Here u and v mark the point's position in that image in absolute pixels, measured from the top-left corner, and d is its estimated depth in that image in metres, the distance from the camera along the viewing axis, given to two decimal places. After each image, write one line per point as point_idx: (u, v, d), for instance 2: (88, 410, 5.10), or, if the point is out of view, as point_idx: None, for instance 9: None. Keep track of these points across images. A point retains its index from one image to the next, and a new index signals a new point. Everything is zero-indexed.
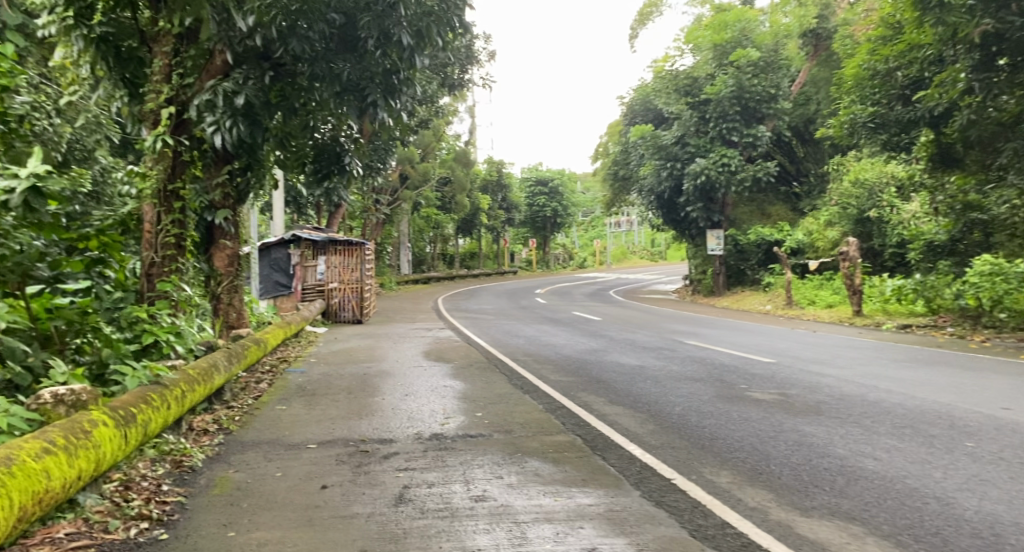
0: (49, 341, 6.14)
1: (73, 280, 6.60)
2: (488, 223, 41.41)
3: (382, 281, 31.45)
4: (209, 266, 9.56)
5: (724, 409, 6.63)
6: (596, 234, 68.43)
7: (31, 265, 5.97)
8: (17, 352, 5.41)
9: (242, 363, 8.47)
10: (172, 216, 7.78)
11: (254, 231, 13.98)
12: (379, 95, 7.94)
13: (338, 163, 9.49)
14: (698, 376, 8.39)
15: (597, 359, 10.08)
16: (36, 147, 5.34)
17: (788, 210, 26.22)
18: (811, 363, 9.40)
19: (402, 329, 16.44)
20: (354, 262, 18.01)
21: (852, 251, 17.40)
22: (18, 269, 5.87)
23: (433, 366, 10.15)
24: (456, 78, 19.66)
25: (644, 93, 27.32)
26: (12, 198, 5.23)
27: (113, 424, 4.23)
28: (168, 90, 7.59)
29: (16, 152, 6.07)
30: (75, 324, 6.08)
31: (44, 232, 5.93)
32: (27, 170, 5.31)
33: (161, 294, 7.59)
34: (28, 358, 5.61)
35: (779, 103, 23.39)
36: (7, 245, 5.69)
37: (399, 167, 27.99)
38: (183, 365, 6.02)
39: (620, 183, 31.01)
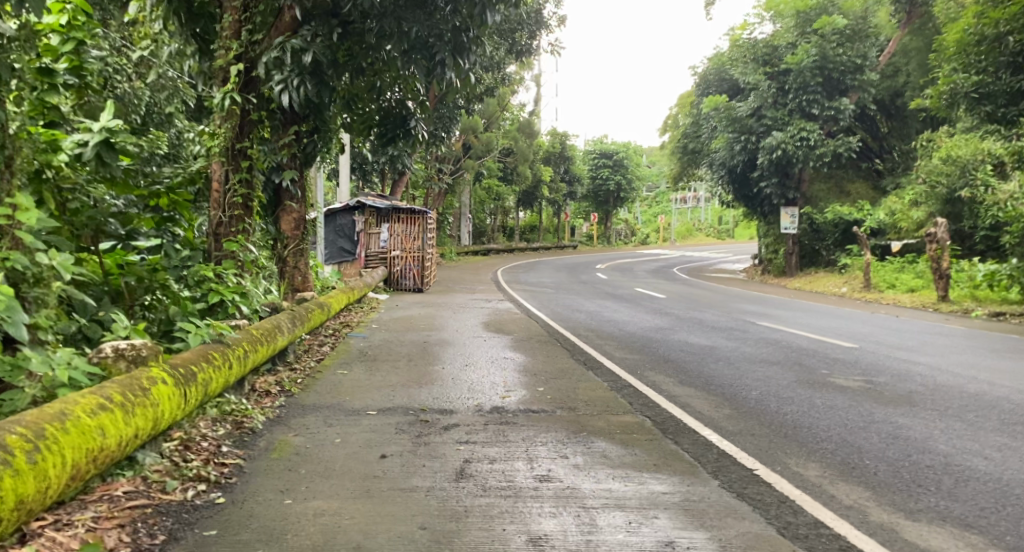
0: (120, 297, 6.15)
1: (145, 238, 6.62)
2: (551, 195, 40.99)
3: (444, 251, 31.46)
4: (277, 229, 9.56)
5: (805, 394, 6.23)
6: (660, 209, 67.21)
7: (105, 220, 5.90)
8: (89, 307, 5.35)
9: (306, 326, 8.41)
10: (240, 175, 7.69)
11: (321, 196, 13.95)
12: (447, 54, 7.59)
13: (404, 128, 9.17)
14: (775, 359, 7.96)
15: (665, 338, 9.69)
16: (109, 101, 5.27)
17: (867, 188, 25.01)
18: (898, 349, 8.84)
19: (463, 299, 16.30)
20: (416, 230, 17.68)
21: (941, 233, 16.39)
22: (92, 223, 5.80)
23: (495, 337, 9.98)
24: (525, 43, 19.22)
25: (719, 63, 26.30)
26: (86, 151, 5.16)
27: (172, 382, 4.12)
28: (237, 46, 7.53)
29: (91, 106, 5.91)
30: (144, 281, 6.08)
31: (117, 188, 5.91)
32: (100, 124, 5.25)
33: (228, 254, 7.55)
34: (99, 312, 5.53)
35: (866, 74, 22.16)
36: (78, 199, 5.65)
37: (463, 136, 27.80)
38: (246, 325, 5.91)
39: (689, 157, 30.15)
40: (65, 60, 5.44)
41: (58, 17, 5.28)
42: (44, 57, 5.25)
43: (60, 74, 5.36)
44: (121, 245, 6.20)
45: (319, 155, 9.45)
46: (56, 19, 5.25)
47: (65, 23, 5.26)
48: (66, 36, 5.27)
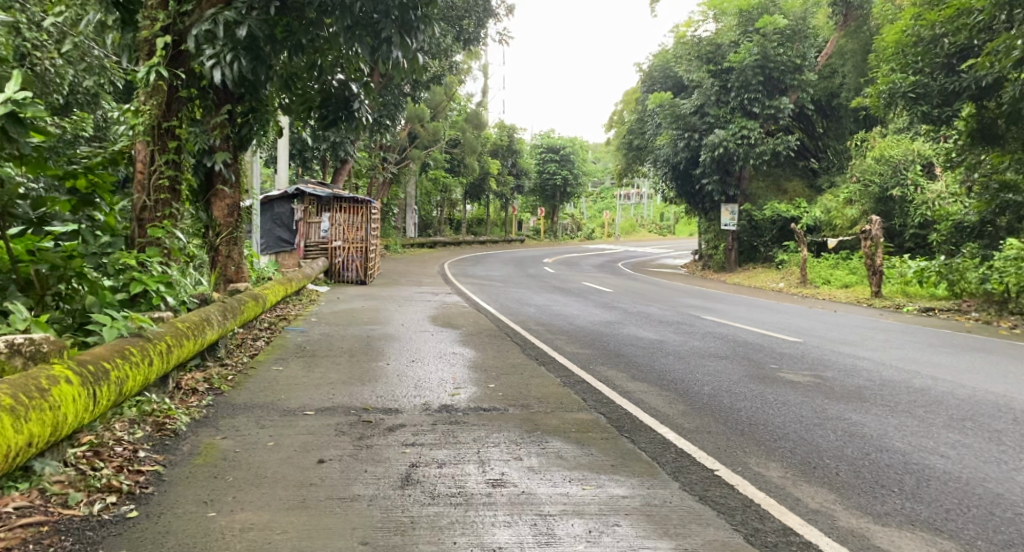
0: (29, 286, 5.64)
1: (60, 222, 6.10)
2: (497, 188, 40.75)
3: (387, 243, 30.96)
4: (208, 215, 9.03)
5: (758, 390, 6.12)
6: (605, 205, 67.70)
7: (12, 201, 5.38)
8: None
9: (238, 319, 7.92)
10: (166, 156, 7.19)
11: (257, 181, 13.31)
12: (394, 31, 7.19)
13: (346, 110, 8.75)
14: (723, 353, 7.86)
15: (613, 332, 9.53)
16: (14, 69, 4.77)
17: (805, 186, 25.51)
18: (841, 344, 8.88)
19: (407, 292, 15.91)
20: (359, 221, 17.22)
21: (875, 230, 16.75)
22: None
23: (441, 331, 9.66)
24: (473, 32, 18.88)
25: (664, 60, 26.46)
26: None
27: (77, 381, 3.68)
28: (164, 16, 7.03)
29: None
30: (58, 268, 5.58)
31: (24, 166, 5.39)
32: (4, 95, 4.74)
33: (153, 241, 7.04)
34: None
35: (804, 74, 22.58)
36: None
37: (408, 126, 27.34)
38: (171, 318, 5.47)
39: (634, 152, 30.35)
40: None
41: None
42: None
43: None
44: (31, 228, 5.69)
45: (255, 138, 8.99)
46: None
47: None
48: None
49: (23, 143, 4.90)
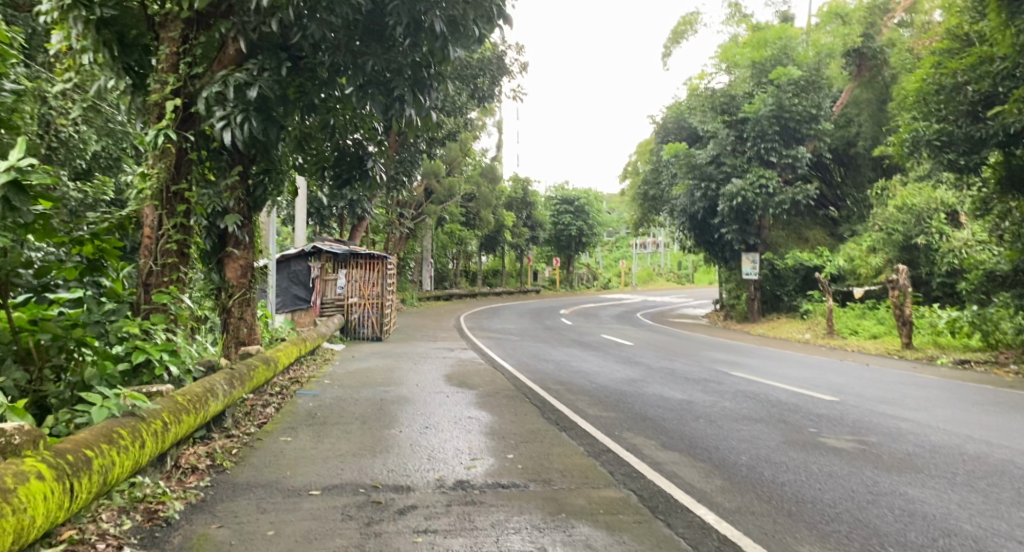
0: (28, 358, 5.40)
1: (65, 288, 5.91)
2: (513, 240, 40.68)
3: (404, 297, 30.81)
4: (220, 277, 8.79)
5: (798, 458, 5.67)
6: (621, 255, 67.44)
7: (13, 270, 5.16)
8: None
9: (247, 386, 7.58)
10: (174, 220, 6.97)
11: (273, 241, 13.12)
12: (406, 89, 7.04)
13: (360, 168, 8.58)
14: (756, 415, 7.40)
15: (638, 391, 9.09)
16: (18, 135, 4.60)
17: (825, 235, 25.06)
18: (880, 403, 8.38)
19: (423, 348, 15.57)
20: (375, 277, 17.12)
21: (902, 279, 16.29)
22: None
23: (457, 392, 9.25)
24: (487, 89, 18.94)
25: (678, 112, 26.44)
26: None
27: (51, 474, 3.35)
28: (174, 79, 6.87)
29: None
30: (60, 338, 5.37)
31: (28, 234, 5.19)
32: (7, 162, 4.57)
33: (158, 308, 6.77)
34: None
35: (821, 124, 22.41)
36: None
37: (424, 181, 27.42)
38: (171, 391, 5.17)
39: (650, 203, 30.19)
40: None
41: None
42: None
43: None
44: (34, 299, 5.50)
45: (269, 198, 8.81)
46: None
47: None
48: None
49: (25, 212, 4.69)
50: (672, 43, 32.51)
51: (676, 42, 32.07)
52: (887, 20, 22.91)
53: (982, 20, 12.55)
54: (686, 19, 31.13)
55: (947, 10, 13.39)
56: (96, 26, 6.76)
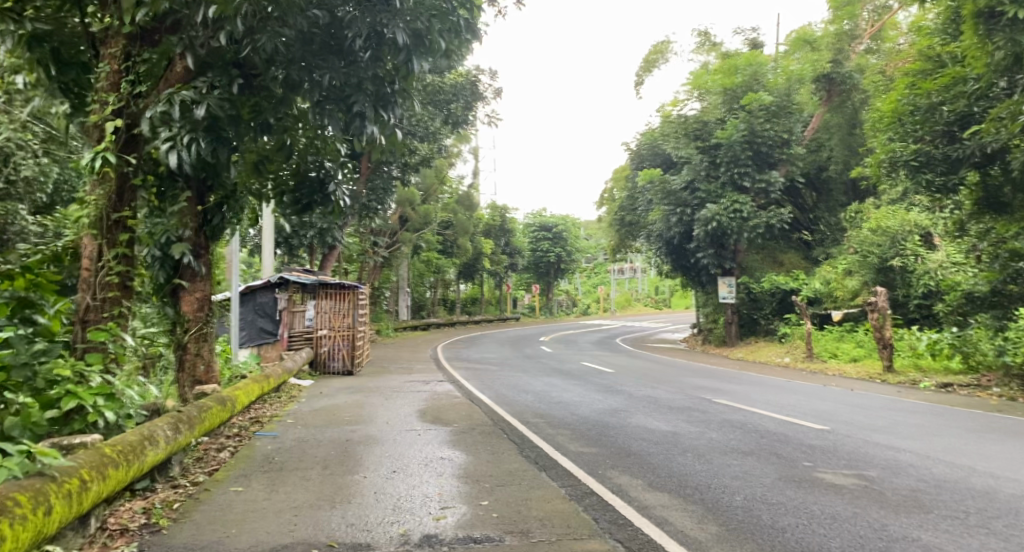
0: None
1: None
2: (490, 268, 40.23)
3: (380, 327, 30.18)
4: (175, 311, 8.19)
5: (797, 497, 5.22)
6: (599, 280, 67.32)
7: None
8: None
9: (197, 430, 6.96)
10: (116, 250, 6.37)
11: (234, 274, 12.43)
12: (368, 104, 6.55)
13: (322, 192, 7.98)
14: (744, 447, 6.94)
15: (620, 423, 8.59)
16: None
17: (800, 259, 24.86)
18: (873, 432, 7.95)
19: (396, 381, 14.98)
20: (346, 308, 16.35)
21: (881, 302, 16.06)
22: None
23: (428, 429, 8.69)
24: (461, 115, 18.59)
25: (651, 138, 26.35)
26: None
27: None
28: (115, 99, 6.30)
29: None
30: None
31: None
32: None
33: (96, 346, 6.18)
34: None
35: (793, 148, 22.38)
36: None
37: (399, 209, 26.98)
38: (98, 443, 4.77)
39: (627, 228, 30.02)
40: None
41: None
42: None
43: None
44: None
45: (227, 225, 8.26)
46: None
47: None
48: None
49: None
50: (645, 71, 32.61)
51: (648, 70, 32.16)
52: (856, 46, 23.13)
53: (953, 41, 12.46)
54: (657, 47, 31.25)
55: (917, 31, 13.34)
56: (27, 42, 6.29)
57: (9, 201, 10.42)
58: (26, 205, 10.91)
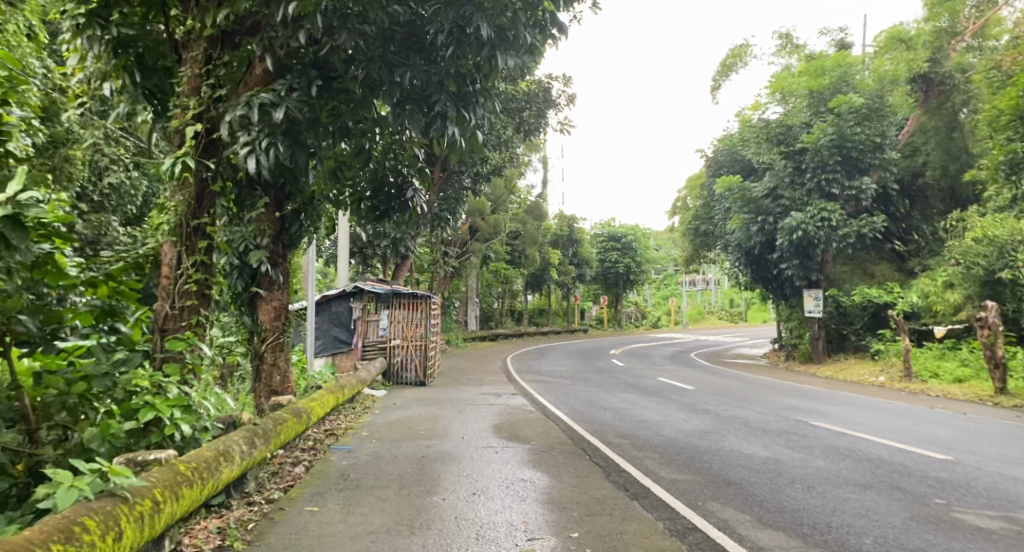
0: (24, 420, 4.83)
1: (77, 334, 5.28)
2: (559, 278, 39.75)
3: (450, 337, 30.10)
4: (254, 320, 7.99)
5: (939, 543, 4.56)
6: (670, 292, 66.00)
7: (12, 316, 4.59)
8: None
9: (273, 444, 6.73)
10: (195, 257, 6.20)
11: (311, 284, 12.28)
12: (449, 103, 6.25)
13: (399, 199, 7.76)
14: (860, 479, 6.25)
15: (713, 446, 7.98)
16: (18, 168, 4.18)
17: (894, 270, 23.46)
18: (1005, 464, 7.11)
19: (469, 393, 14.66)
20: (419, 317, 16.25)
21: (992, 318, 14.76)
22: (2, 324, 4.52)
23: (506, 447, 8.26)
24: (534, 122, 18.25)
25: (730, 144, 25.46)
26: None
27: None
28: (195, 102, 6.11)
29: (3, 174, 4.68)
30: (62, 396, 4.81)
31: (43, 278, 4.69)
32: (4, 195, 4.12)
33: (173, 356, 5.98)
34: None
35: (886, 153, 21.10)
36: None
37: (469, 219, 26.83)
38: (171, 459, 4.59)
39: (702, 238, 29.11)
40: None
41: None
42: None
43: None
44: (41, 347, 4.98)
45: (307, 234, 8.07)
46: None
47: None
48: None
49: (27, 256, 4.26)
50: (721, 76, 31.60)
51: (726, 74, 31.24)
52: (954, 45, 21.20)
53: None
54: (734, 51, 30.30)
55: None
56: (113, 47, 6.27)
57: (104, 215, 10.76)
58: (119, 217, 11.31)
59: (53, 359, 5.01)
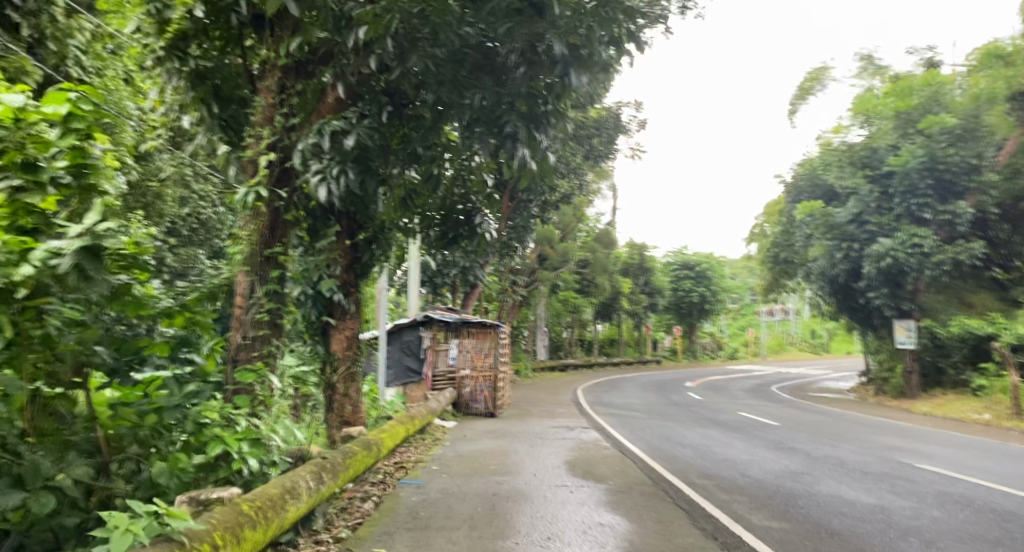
0: (97, 452, 4.73)
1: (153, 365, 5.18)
2: (630, 308, 38.97)
3: (518, 367, 29.75)
4: (326, 349, 7.89)
5: None
6: (746, 322, 64.05)
7: (92, 352, 4.43)
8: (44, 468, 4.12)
9: (341, 478, 6.53)
10: (267, 287, 6.13)
11: (384, 313, 12.17)
12: (520, 123, 6.02)
13: (468, 225, 7.57)
14: (986, 535, 5.61)
15: (809, 491, 7.38)
16: (98, 197, 3.95)
17: (995, 300, 21.89)
18: None
19: (542, 425, 14.27)
20: (488, 347, 16.05)
21: None
22: (80, 356, 4.35)
23: (583, 486, 7.86)
24: (603, 150, 17.95)
25: (810, 169, 24.49)
26: (60, 263, 3.86)
27: None
28: (269, 132, 6.08)
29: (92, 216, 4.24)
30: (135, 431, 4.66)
31: (125, 309, 4.48)
32: (81, 226, 3.94)
33: (244, 387, 5.87)
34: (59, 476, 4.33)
35: (984, 175, 19.86)
36: (80, 331, 4.30)
37: (538, 248, 26.57)
38: (234, 498, 4.44)
39: (782, 266, 28.03)
40: (65, 154, 4.06)
41: (58, 106, 4.02)
42: (32, 149, 3.97)
43: (53, 174, 4.01)
44: (117, 377, 4.94)
45: (377, 263, 7.98)
46: (53, 109, 3.98)
47: (66, 112, 4.02)
48: (67, 128, 4.03)
49: (104, 286, 4.07)
50: (798, 100, 30.63)
51: (803, 98, 30.27)
52: None
53: None
54: (812, 74, 29.36)
55: None
56: (191, 78, 6.34)
57: (191, 247, 11.13)
58: (206, 251, 11.64)
59: (130, 391, 4.87)
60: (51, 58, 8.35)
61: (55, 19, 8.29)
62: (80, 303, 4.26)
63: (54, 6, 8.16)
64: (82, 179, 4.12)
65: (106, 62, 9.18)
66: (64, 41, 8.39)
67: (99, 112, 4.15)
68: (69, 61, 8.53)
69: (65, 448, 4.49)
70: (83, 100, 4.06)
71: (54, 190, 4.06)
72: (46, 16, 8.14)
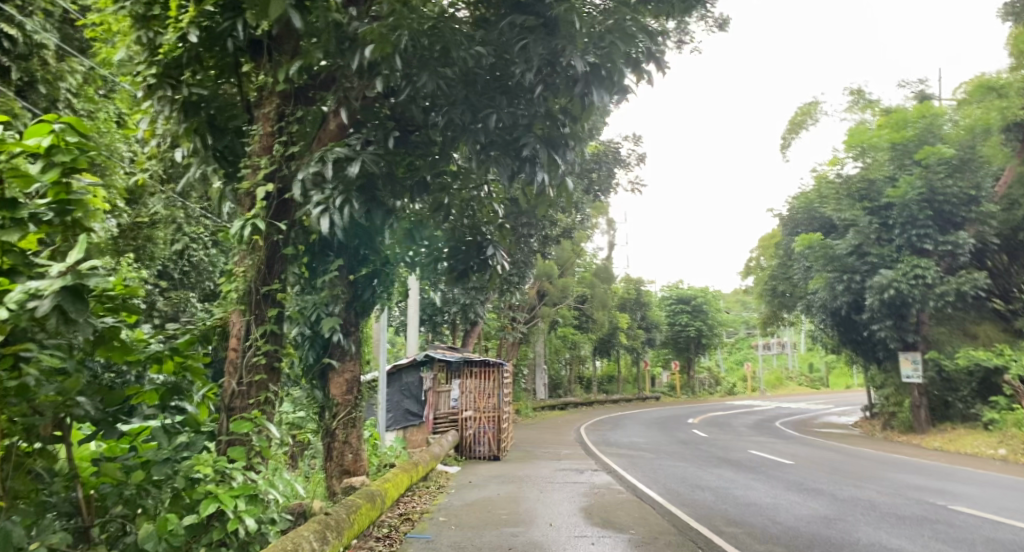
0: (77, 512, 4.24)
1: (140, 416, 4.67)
2: (629, 344, 38.43)
3: (518, 407, 29.11)
4: (325, 395, 7.39)
5: None
6: (743, 355, 63.56)
7: (74, 403, 3.95)
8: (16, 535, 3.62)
9: (346, 536, 5.99)
10: (265, 327, 5.65)
11: (382, 354, 11.67)
12: (538, 144, 5.69)
13: (480, 258, 7.12)
14: None
15: (849, 539, 6.89)
16: (82, 233, 3.52)
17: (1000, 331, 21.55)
18: None
19: (549, 469, 13.70)
20: (491, 387, 15.22)
21: None
22: (63, 408, 3.90)
23: (604, 537, 7.35)
24: (601, 184, 17.69)
25: (806, 202, 24.31)
26: (39, 307, 3.42)
27: None
28: (267, 161, 5.68)
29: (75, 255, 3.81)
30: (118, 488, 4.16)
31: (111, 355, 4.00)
32: (62, 266, 3.51)
33: (240, 437, 5.36)
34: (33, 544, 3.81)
35: (983, 205, 19.69)
36: (65, 379, 3.86)
37: (537, 283, 26.14)
38: None
39: (781, 299, 27.72)
40: (48, 189, 3.62)
41: (41, 138, 3.62)
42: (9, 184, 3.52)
43: (33, 212, 3.56)
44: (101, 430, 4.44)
45: (381, 301, 7.59)
46: (36, 142, 3.58)
47: (49, 143, 3.61)
48: (49, 161, 3.60)
49: (88, 330, 3.63)
50: (791, 133, 30.65)
51: (795, 131, 30.31)
52: None
53: None
54: (804, 108, 29.38)
55: None
56: (184, 108, 5.94)
57: (183, 290, 10.64)
58: (198, 294, 11.16)
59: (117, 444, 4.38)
60: (42, 101, 8.09)
61: (47, 63, 8.07)
62: (61, 349, 3.79)
63: (45, 50, 8.02)
64: (66, 216, 3.66)
65: (99, 105, 8.85)
66: (55, 84, 8.14)
67: (88, 145, 3.71)
68: (59, 103, 8.25)
69: (42, 509, 4.01)
70: (69, 129, 3.65)
71: (33, 230, 3.60)
72: (36, 60, 7.95)
